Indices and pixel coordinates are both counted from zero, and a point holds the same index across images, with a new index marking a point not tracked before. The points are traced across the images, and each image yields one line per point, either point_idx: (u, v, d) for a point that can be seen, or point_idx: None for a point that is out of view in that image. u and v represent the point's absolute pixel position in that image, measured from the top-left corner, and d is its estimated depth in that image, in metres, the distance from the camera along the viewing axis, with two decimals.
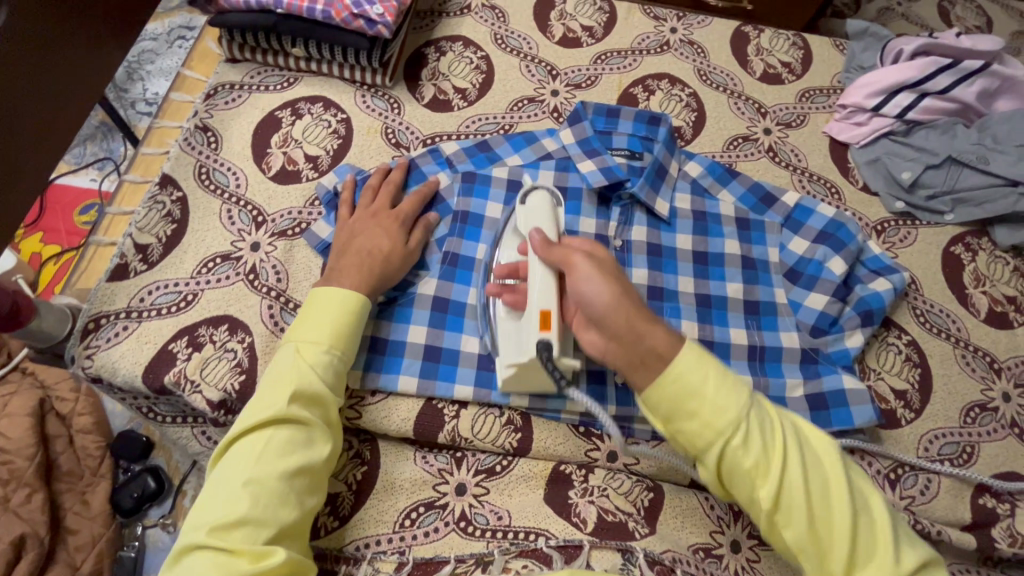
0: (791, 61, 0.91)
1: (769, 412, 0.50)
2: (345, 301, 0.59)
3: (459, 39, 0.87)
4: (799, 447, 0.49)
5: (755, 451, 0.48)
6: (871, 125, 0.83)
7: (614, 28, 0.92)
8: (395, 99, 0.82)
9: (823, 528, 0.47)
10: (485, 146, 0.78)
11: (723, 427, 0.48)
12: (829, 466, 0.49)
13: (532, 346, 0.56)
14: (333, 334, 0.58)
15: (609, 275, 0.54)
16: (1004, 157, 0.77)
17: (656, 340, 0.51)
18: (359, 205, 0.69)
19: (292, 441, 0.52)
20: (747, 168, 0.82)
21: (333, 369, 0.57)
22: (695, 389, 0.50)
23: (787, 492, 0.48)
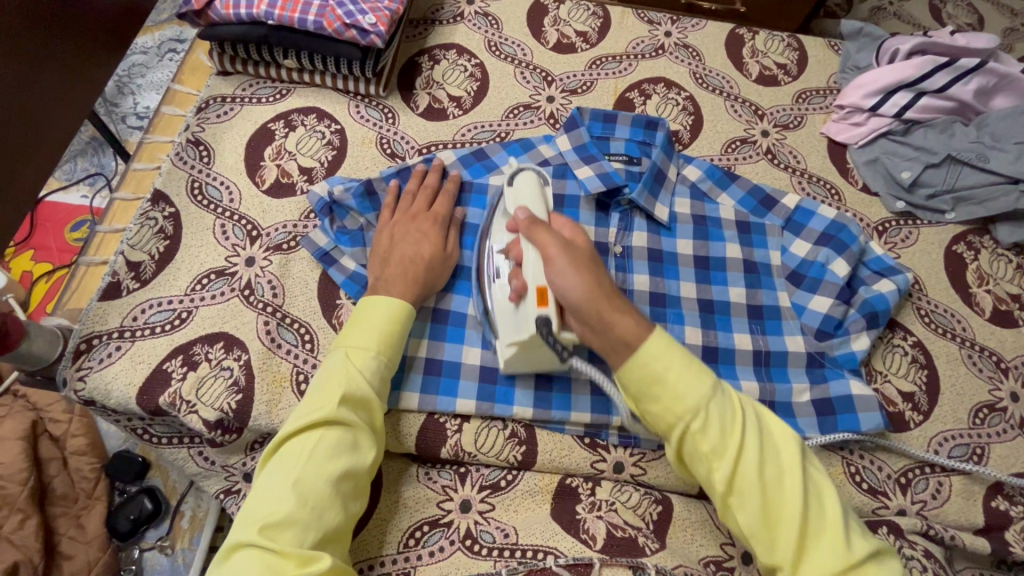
0: (786, 63, 0.91)
1: (731, 397, 0.50)
2: (390, 308, 0.59)
3: (452, 47, 0.87)
4: (759, 435, 0.49)
5: (713, 436, 0.48)
6: (870, 125, 0.82)
7: (609, 33, 0.91)
8: (390, 109, 0.81)
9: (776, 518, 0.46)
10: (482, 154, 0.77)
11: (684, 412, 0.49)
12: (786, 455, 0.49)
13: (530, 323, 0.56)
14: (381, 339, 0.57)
15: (581, 267, 0.54)
16: (1003, 155, 0.76)
17: (625, 326, 0.51)
18: (401, 205, 0.69)
19: (340, 444, 0.51)
20: (745, 171, 0.81)
21: (380, 375, 0.56)
22: (658, 374, 0.50)
23: (741, 477, 0.47)
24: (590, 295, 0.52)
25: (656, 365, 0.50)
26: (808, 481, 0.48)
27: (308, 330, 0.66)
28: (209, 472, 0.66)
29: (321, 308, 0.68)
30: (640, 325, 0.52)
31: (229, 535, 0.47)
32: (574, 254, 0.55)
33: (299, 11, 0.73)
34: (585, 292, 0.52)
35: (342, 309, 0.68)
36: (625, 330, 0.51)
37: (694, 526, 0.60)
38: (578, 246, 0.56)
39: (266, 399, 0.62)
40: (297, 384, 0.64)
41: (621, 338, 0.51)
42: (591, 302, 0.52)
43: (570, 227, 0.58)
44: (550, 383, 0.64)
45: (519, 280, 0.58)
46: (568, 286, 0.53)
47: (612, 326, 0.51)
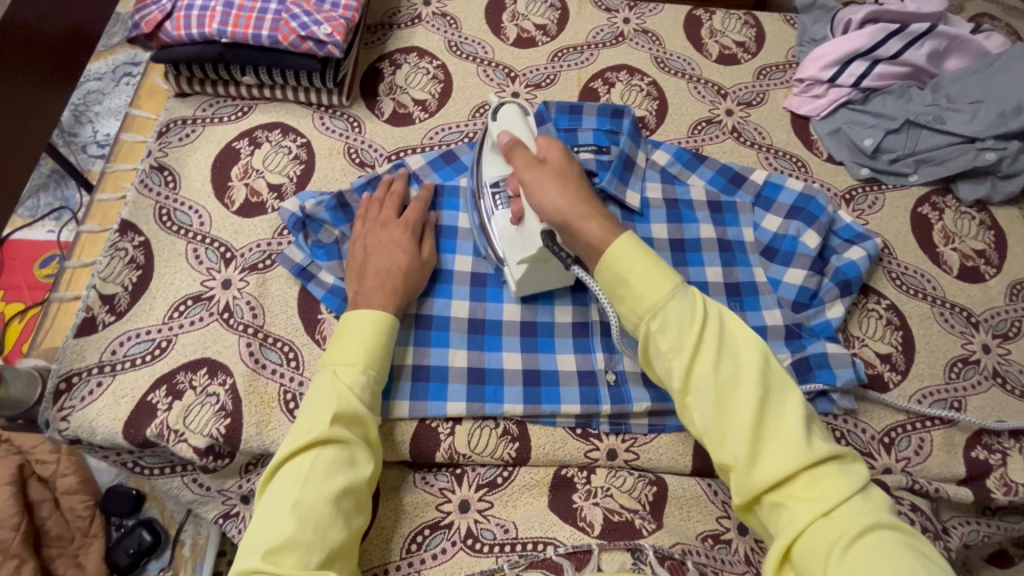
0: (745, 41, 0.92)
1: (694, 298, 0.50)
2: (374, 322, 0.59)
3: (413, 50, 0.87)
4: (720, 336, 0.48)
5: (671, 333, 0.48)
6: (829, 96, 0.84)
7: (568, 24, 0.91)
8: (355, 118, 0.81)
9: (730, 417, 0.46)
10: (451, 156, 0.78)
11: (645, 312, 0.49)
12: (750, 360, 0.47)
13: (535, 239, 0.61)
14: (368, 354, 0.57)
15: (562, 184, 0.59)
16: (959, 115, 0.78)
17: (592, 233, 0.54)
18: (368, 216, 0.69)
19: (335, 463, 0.51)
20: (713, 151, 0.82)
21: (370, 389, 0.57)
22: (621, 276, 0.51)
23: (698, 373, 0.47)
24: (561, 208, 0.57)
25: (619, 267, 0.51)
26: (774, 385, 0.47)
27: (292, 348, 0.66)
28: (206, 498, 0.65)
29: (303, 322, 0.67)
30: (610, 225, 0.54)
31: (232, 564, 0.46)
32: (542, 172, 0.60)
33: (252, 26, 0.72)
34: (556, 200, 0.58)
35: (324, 323, 0.67)
36: (592, 236, 0.54)
37: (690, 504, 0.61)
38: (547, 163, 0.61)
39: (255, 420, 0.62)
40: (286, 403, 0.63)
41: (591, 245, 0.55)
42: (561, 213, 0.57)
43: (547, 148, 0.62)
44: (538, 378, 0.65)
45: (519, 204, 0.64)
46: (547, 199, 0.58)
47: (582, 229, 0.55)
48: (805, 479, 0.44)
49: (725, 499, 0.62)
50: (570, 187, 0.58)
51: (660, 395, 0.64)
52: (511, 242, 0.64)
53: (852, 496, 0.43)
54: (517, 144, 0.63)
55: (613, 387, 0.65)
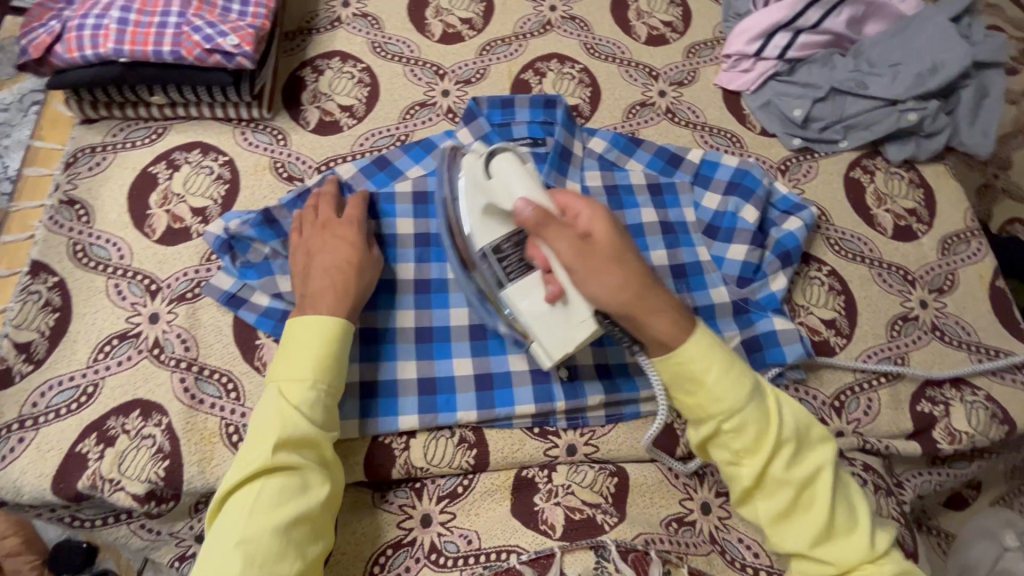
0: (672, 20, 0.92)
1: (768, 404, 0.54)
2: (321, 333, 0.56)
3: (335, 55, 0.84)
4: (792, 440, 0.54)
5: (745, 437, 0.53)
6: (757, 70, 0.84)
7: (494, 16, 0.89)
8: (279, 130, 0.77)
9: (799, 508, 0.53)
10: (384, 162, 0.75)
11: (719, 414, 0.54)
12: (819, 460, 0.54)
13: (583, 321, 0.57)
14: (316, 368, 0.55)
15: (611, 266, 0.54)
16: (880, 79, 0.79)
17: (659, 329, 0.54)
18: (307, 220, 0.65)
19: (285, 490, 0.50)
20: (649, 134, 0.82)
21: (321, 406, 0.54)
22: (695, 374, 0.54)
23: (768, 473, 0.53)
24: (620, 302, 0.54)
25: (693, 366, 0.54)
26: (837, 485, 0.54)
27: (231, 379, 0.63)
28: (158, 542, 0.62)
29: (240, 349, 0.64)
30: (676, 325, 0.55)
31: None
32: (592, 254, 0.54)
33: (151, 43, 0.68)
34: (613, 294, 0.54)
35: (263, 348, 0.64)
36: (658, 333, 0.54)
37: (653, 489, 0.62)
38: (596, 243, 0.55)
39: (196, 459, 0.59)
40: (229, 436, 0.60)
41: (657, 339, 0.55)
42: (623, 308, 0.54)
43: (588, 216, 0.56)
44: (490, 382, 0.64)
45: (556, 282, 0.57)
46: (604, 289, 0.54)
47: (649, 329, 0.54)
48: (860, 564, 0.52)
49: (687, 480, 0.63)
50: (626, 278, 0.54)
51: (612, 386, 0.65)
52: (531, 310, 0.59)
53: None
54: (546, 218, 0.55)
55: (567, 382, 0.64)
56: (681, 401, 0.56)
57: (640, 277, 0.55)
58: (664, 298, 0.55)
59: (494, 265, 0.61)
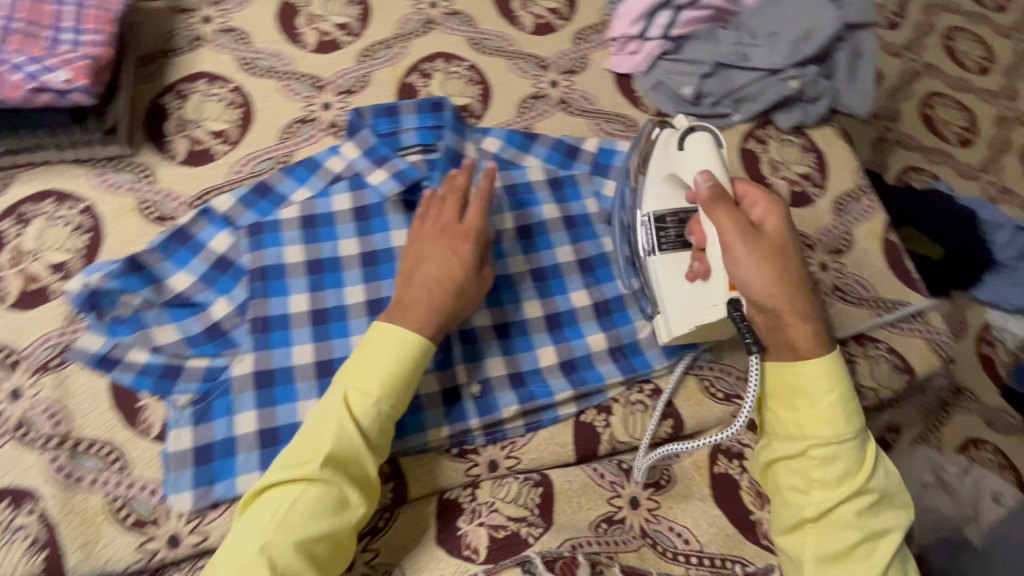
0: (557, 6, 0.90)
1: (866, 451, 0.55)
2: (397, 348, 0.55)
3: (200, 77, 0.77)
4: (876, 491, 0.54)
5: (833, 468, 0.54)
6: (644, 51, 0.83)
7: (372, 19, 0.85)
8: (143, 166, 0.71)
9: (855, 556, 0.52)
10: (264, 188, 0.70)
11: (817, 438, 0.55)
12: (891, 520, 0.54)
13: (719, 307, 0.58)
14: (384, 384, 0.54)
15: (768, 258, 0.56)
16: (761, 49, 0.80)
17: (801, 335, 0.56)
18: (423, 220, 0.63)
19: (321, 505, 0.50)
20: (544, 127, 0.80)
21: (378, 423, 0.54)
22: (802, 386, 0.56)
23: (836, 511, 0.53)
24: (772, 291, 0.56)
25: (802, 381, 0.56)
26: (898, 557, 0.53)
27: (112, 449, 0.57)
28: None
29: (119, 415, 0.59)
30: (816, 341, 0.56)
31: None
32: (761, 242, 0.57)
33: None
34: (767, 284, 0.55)
35: (147, 410, 0.59)
36: (801, 335, 0.56)
37: (580, 492, 0.61)
38: (765, 233, 0.58)
39: (80, 543, 0.53)
40: (116, 512, 0.55)
41: (790, 343, 0.57)
42: (772, 300, 0.56)
43: (762, 208, 0.59)
44: None
45: (705, 263, 0.61)
46: (754, 277, 0.56)
47: (786, 330, 0.56)
48: None
49: (613, 478, 0.63)
50: (784, 272, 0.56)
51: (527, 394, 0.63)
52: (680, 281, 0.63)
53: None
54: (721, 196, 0.59)
55: (480, 398, 0.63)
56: (776, 411, 0.58)
57: (788, 277, 0.56)
58: (807, 306, 0.57)
59: (650, 233, 0.65)
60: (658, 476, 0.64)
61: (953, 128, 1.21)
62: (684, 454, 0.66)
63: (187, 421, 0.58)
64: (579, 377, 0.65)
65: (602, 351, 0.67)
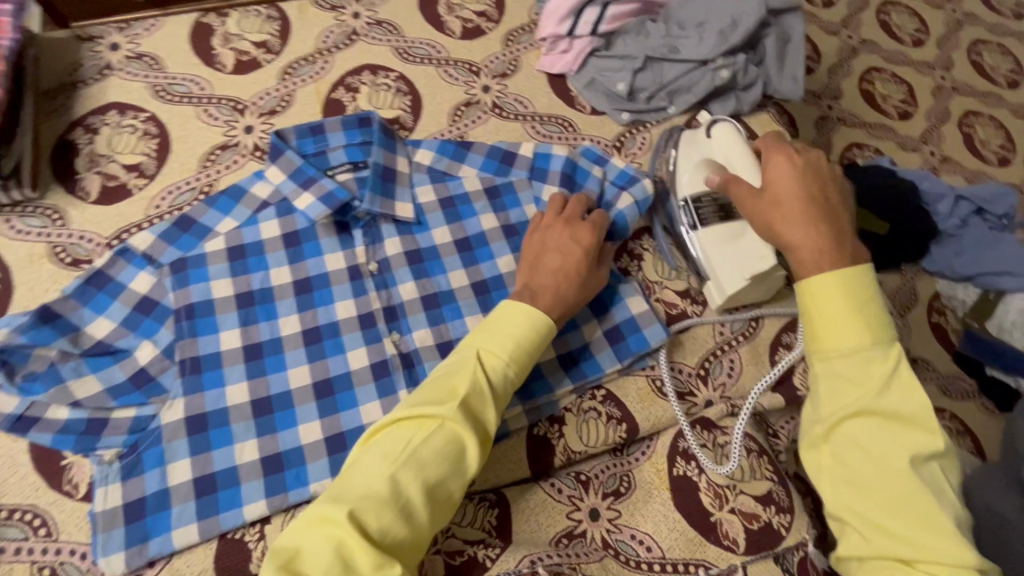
0: (485, 9, 0.88)
1: (883, 360, 0.49)
2: (529, 320, 0.57)
3: (110, 108, 0.73)
4: (892, 405, 0.48)
5: (840, 381, 0.49)
6: (575, 49, 0.82)
7: (292, 34, 0.82)
8: (53, 209, 0.67)
9: (876, 470, 0.47)
10: (186, 221, 0.66)
11: (829, 352, 0.51)
12: (915, 442, 0.47)
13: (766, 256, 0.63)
14: (515, 349, 0.55)
15: (764, 193, 0.58)
16: (689, 40, 0.79)
17: (797, 249, 0.54)
18: (551, 212, 0.68)
19: (450, 447, 0.50)
20: (479, 135, 0.78)
21: (506, 385, 0.55)
22: (813, 305, 0.52)
23: (844, 428, 0.49)
24: (772, 217, 0.56)
25: (811, 300, 0.52)
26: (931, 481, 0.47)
27: (36, 514, 0.54)
28: None
29: (43, 477, 0.55)
30: (822, 256, 0.53)
31: (309, 508, 0.46)
32: (765, 181, 0.59)
33: None
34: (764, 212, 0.57)
35: (72, 469, 0.56)
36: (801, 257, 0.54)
37: (537, 510, 0.60)
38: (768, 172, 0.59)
39: None
40: None
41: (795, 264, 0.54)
42: (767, 225, 0.57)
43: (769, 152, 0.60)
44: (343, 442, 0.59)
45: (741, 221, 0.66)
46: (756, 209, 0.58)
47: (789, 251, 0.55)
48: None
49: (571, 491, 0.62)
50: (789, 198, 0.56)
51: None
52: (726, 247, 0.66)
53: None
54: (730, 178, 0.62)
55: None
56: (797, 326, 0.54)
57: (799, 202, 0.55)
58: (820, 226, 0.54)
59: (689, 213, 0.69)
60: (618, 483, 0.62)
61: (892, 102, 1.22)
62: (644, 457, 0.64)
63: (115, 477, 0.55)
64: (529, 391, 0.64)
65: (552, 361, 0.66)
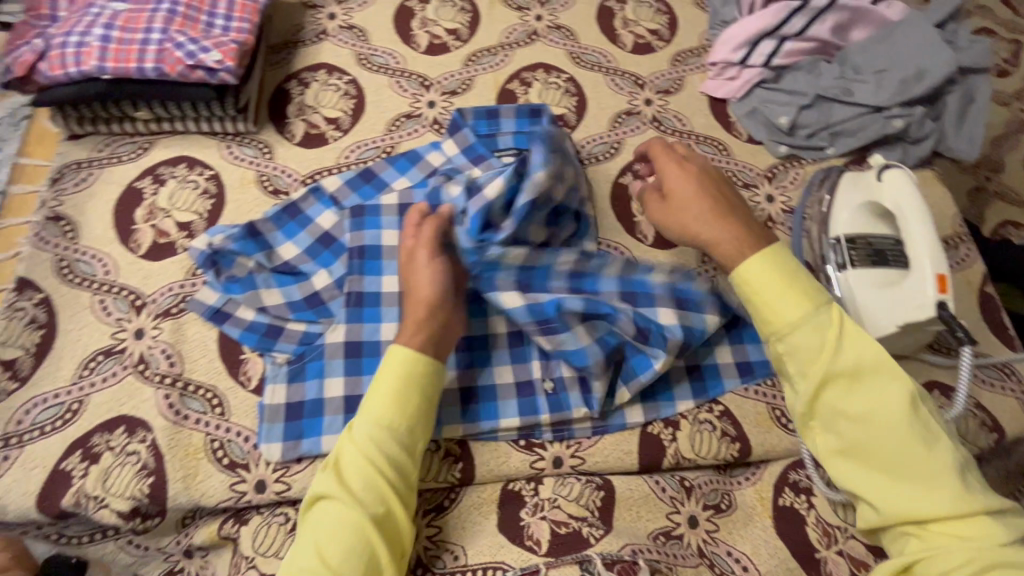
0: (658, 28, 0.92)
1: (828, 324, 0.56)
2: (370, 391, 0.57)
3: (321, 67, 0.84)
4: (851, 372, 0.55)
5: (797, 356, 0.56)
6: (743, 77, 0.84)
7: (480, 27, 0.89)
8: (265, 144, 0.78)
9: (862, 428, 0.53)
10: (369, 174, 0.75)
11: (782, 327, 0.57)
12: (885, 392, 0.54)
13: (927, 307, 0.62)
14: (378, 407, 0.56)
15: (690, 194, 0.65)
16: (865, 85, 0.79)
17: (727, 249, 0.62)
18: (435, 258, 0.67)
19: (341, 518, 0.52)
20: (634, 143, 0.82)
21: (336, 465, 0.54)
22: (756, 290, 0.59)
23: (822, 403, 0.55)
24: (699, 220, 0.64)
25: (753, 284, 0.59)
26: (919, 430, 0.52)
27: (215, 394, 0.63)
28: (144, 558, 0.61)
29: (225, 365, 0.64)
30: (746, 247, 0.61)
31: None
32: (676, 196, 0.66)
33: (134, 59, 0.68)
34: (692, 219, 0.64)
35: (249, 363, 0.65)
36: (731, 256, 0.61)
37: (639, 504, 0.62)
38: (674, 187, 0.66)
39: (181, 475, 0.59)
40: (214, 453, 0.60)
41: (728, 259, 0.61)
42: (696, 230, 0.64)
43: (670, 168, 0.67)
44: (475, 396, 0.65)
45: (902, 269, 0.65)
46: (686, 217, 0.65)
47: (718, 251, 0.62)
48: (954, 523, 0.49)
49: (674, 493, 0.63)
50: (706, 201, 0.64)
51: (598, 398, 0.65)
52: (880, 293, 0.65)
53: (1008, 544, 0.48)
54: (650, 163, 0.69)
55: (552, 397, 0.65)
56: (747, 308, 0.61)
57: (711, 203, 0.64)
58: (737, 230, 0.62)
59: (839, 252, 0.68)
60: (719, 498, 0.63)
61: None
62: (748, 481, 0.65)
63: (283, 378, 0.63)
64: (652, 397, 0.66)
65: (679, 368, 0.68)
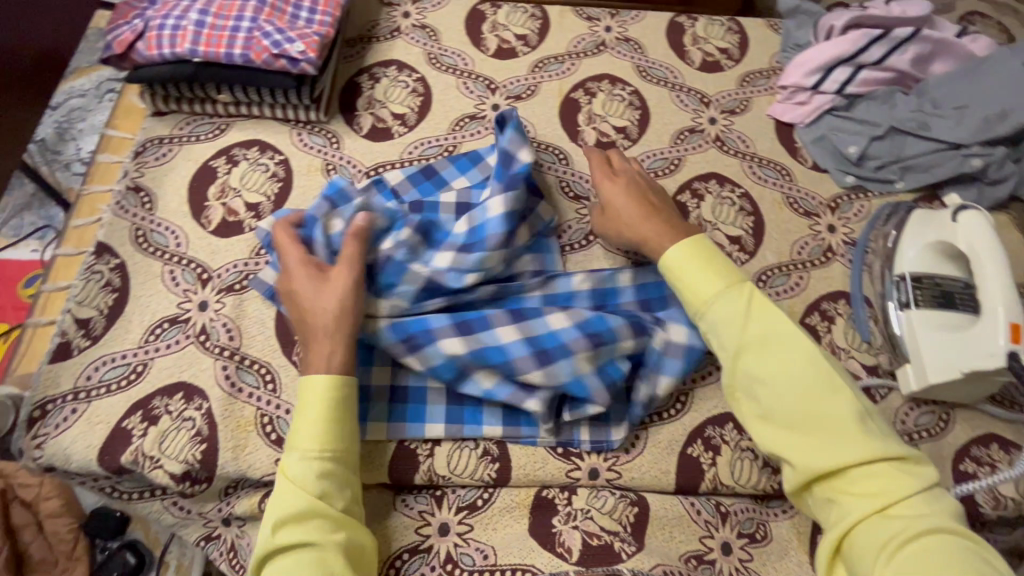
0: (728, 47, 0.91)
1: (740, 295, 0.59)
2: (300, 426, 0.56)
3: (391, 64, 0.86)
4: (763, 344, 0.57)
5: (718, 332, 0.59)
6: (814, 103, 0.83)
7: (549, 34, 0.90)
8: (333, 134, 0.80)
9: (779, 390, 0.56)
10: (431, 171, 0.76)
11: (702, 307, 0.60)
12: (793, 356, 0.56)
13: (996, 355, 0.60)
14: (311, 442, 0.55)
15: (632, 197, 0.69)
16: (944, 120, 0.76)
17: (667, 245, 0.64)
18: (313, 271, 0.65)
19: (299, 561, 0.50)
20: (695, 161, 0.81)
21: (280, 504, 0.53)
22: (681, 278, 0.62)
23: (740, 374, 0.58)
24: (639, 218, 0.67)
25: (682, 275, 0.62)
26: (823, 388, 0.55)
27: (268, 370, 0.65)
28: (187, 521, 0.64)
29: (280, 344, 0.66)
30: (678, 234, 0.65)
31: None
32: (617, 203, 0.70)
33: (224, 45, 0.71)
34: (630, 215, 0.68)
35: None
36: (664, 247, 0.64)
37: (673, 525, 0.62)
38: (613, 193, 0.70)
39: (231, 445, 0.61)
40: (263, 427, 0.63)
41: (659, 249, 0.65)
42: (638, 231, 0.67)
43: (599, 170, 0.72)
44: None
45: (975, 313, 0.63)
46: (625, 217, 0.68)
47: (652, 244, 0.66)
48: (860, 475, 0.52)
49: (709, 518, 0.62)
50: (641, 203, 0.68)
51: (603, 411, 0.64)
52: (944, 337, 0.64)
53: (914, 494, 0.51)
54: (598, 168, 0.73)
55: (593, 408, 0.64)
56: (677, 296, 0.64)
57: (647, 204, 0.67)
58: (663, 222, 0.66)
59: (903, 291, 0.68)
60: (754, 528, 0.62)
61: None
62: (784, 514, 0.63)
63: None
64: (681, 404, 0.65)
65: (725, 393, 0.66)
